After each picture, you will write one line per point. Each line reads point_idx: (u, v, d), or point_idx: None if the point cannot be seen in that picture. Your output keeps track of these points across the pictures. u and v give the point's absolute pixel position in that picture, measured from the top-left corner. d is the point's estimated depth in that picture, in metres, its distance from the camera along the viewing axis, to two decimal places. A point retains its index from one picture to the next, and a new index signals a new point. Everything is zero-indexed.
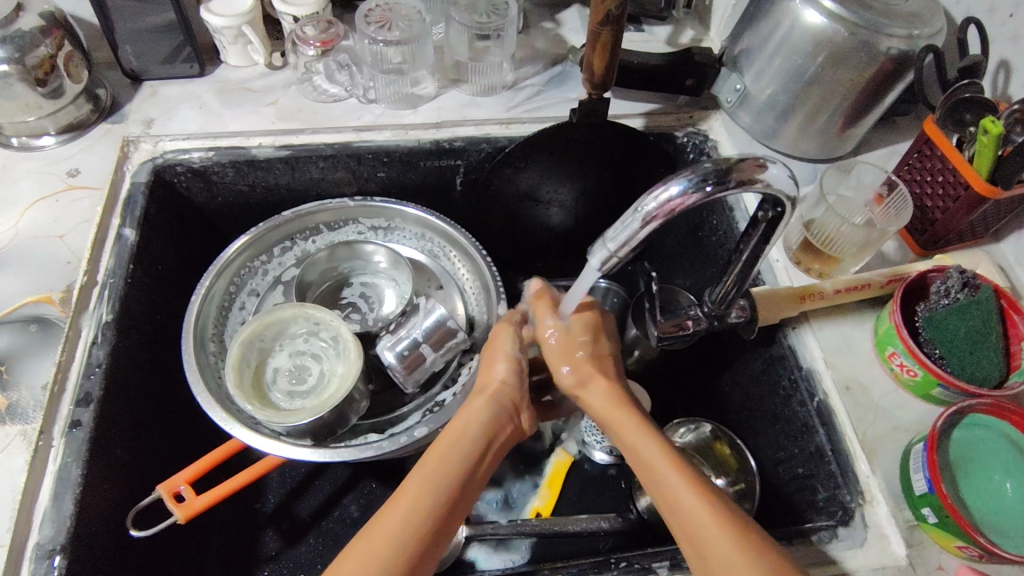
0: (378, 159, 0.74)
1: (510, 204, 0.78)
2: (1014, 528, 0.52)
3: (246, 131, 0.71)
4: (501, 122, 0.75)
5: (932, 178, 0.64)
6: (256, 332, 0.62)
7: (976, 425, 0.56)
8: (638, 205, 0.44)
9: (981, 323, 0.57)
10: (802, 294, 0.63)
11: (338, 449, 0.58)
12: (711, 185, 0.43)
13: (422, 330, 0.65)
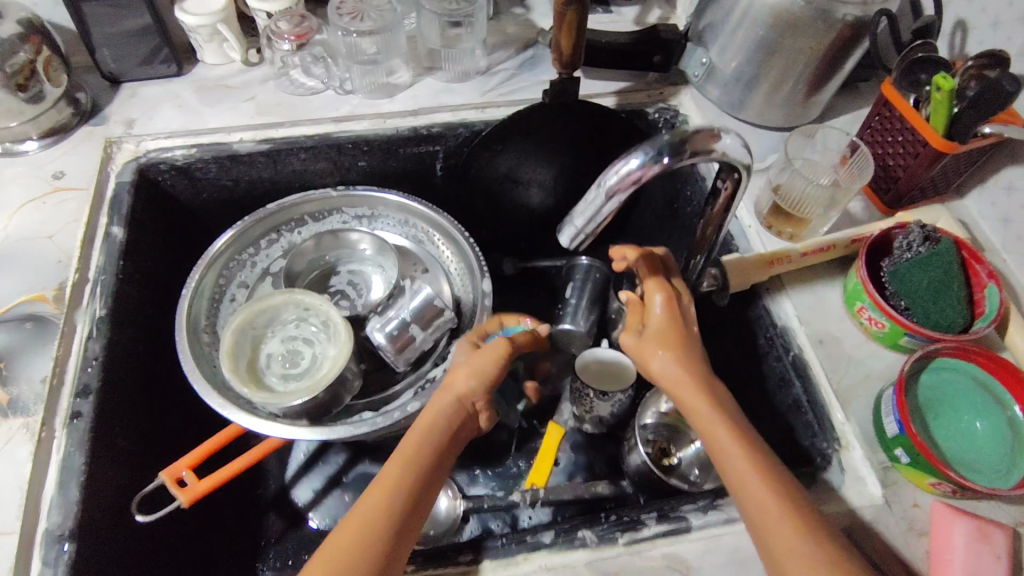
0: (359, 148, 0.75)
1: (490, 186, 0.80)
2: (983, 462, 0.55)
3: (226, 127, 0.73)
4: (476, 106, 0.78)
5: (893, 139, 0.67)
6: (247, 319, 0.64)
7: (944, 368, 0.59)
8: (602, 180, 0.46)
9: (942, 273, 0.60)
10: (770, 259, 0.64)
11: (334, 431, 0.60)
12: (668, 157, 0.45)
13: (410, 310, 0.67)
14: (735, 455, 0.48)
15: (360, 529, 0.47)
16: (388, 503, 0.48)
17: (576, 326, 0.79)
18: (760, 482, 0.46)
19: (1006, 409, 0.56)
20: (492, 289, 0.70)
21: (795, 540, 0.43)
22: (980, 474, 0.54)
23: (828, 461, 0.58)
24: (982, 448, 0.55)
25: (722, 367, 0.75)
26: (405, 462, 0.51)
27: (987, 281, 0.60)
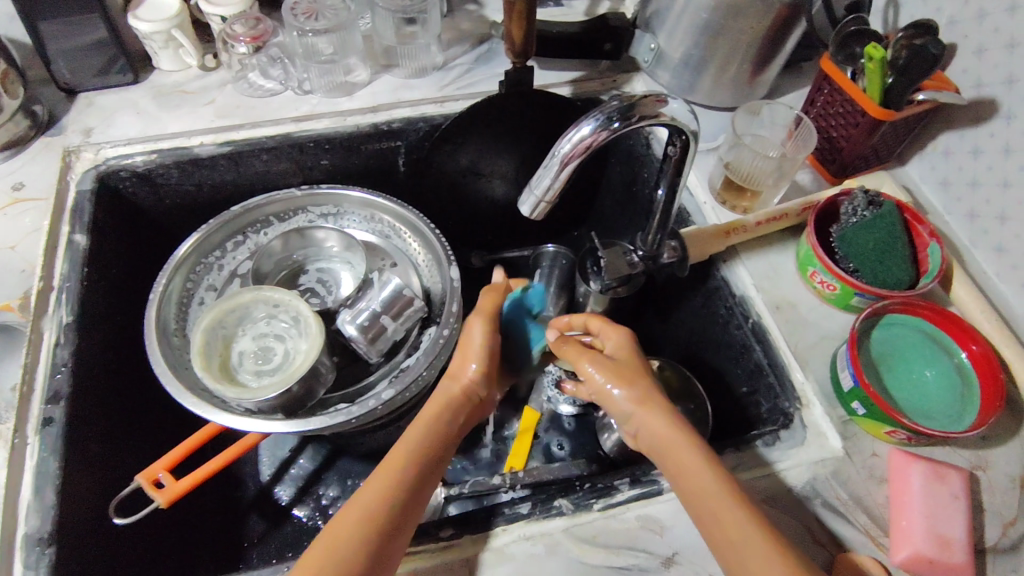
0: (320, 147, 0.76)
1: (453, 178, 0.81)
2: (934, 409, 0.58)
3: (186, 132, 0.73)
4: (435, 100, 0.79)
5: (835, 111, 0.70)
6: (217, 318, 0.64)
7: (894, 324, 0.62)
8: (556, 148, 0.48)
9: (887, 234, 0.62)
10: (727, 230, 0.67)
11: (315, 425, 0.60)
12: (618, 121, 0.47)
13: (379, 301, 0.68)
14: (688, 458, 0.50)
15: (363, 516, 0.47)
16: (394, 490, 0.49)
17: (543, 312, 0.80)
18: (710, 476, 0.48)
19: (952, 357, 0.59)
20: (460, 276, 0.70)
21: (738, 517, 0.46)
22: (931, 420, 0.57)
23: (790, 419, 0.60)
24: (932, 396, 0.58)
25: (686, 341, 0.78)
26: (409, 452, 0.52)
27: (929, 240, 0.64)
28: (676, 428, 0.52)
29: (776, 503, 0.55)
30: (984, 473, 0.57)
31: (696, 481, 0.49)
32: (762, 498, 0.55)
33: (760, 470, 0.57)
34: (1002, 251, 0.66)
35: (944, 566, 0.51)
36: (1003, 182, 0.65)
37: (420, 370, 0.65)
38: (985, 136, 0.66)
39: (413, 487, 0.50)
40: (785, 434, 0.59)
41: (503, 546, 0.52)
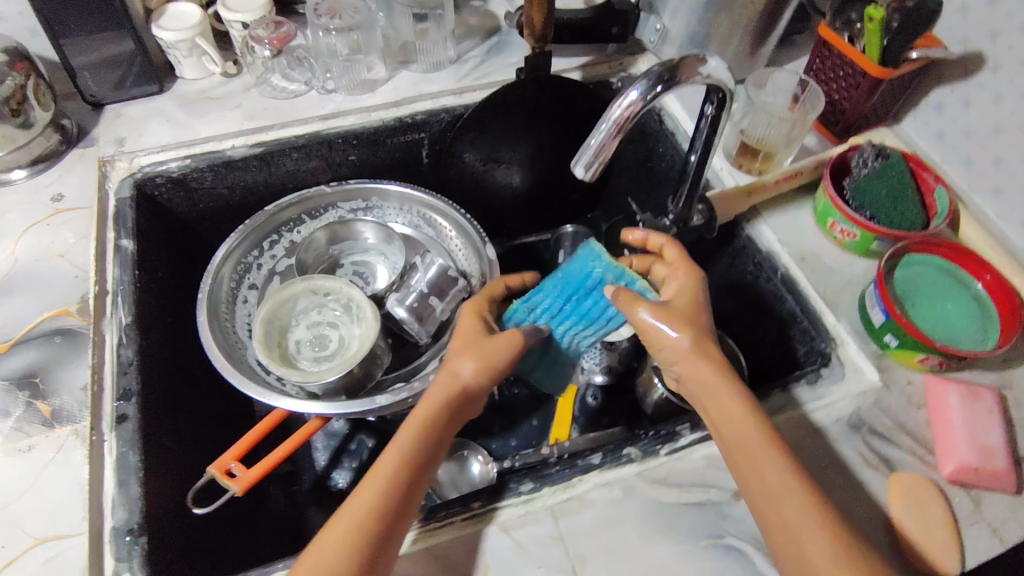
0: (347, 142, 0.78)
1: (473, 173, 0.81)
2: (960, 334, 0.62)
3: (217, 136, 0.75)
4: (454, 92, 0.81)
5: (836, 75, 0.75)
6: (272, 310, 0.66)
7: (914, 263, 0.66)
8: (607, 114, 0.51)
9: (897, 181, 0.67)
10: (748, 189, 0.71)
11: (382, 402, 0.61)
12: (663, 82, 0.51)
13: (426, 282, 0.70)
14: (733, 414, 0.52)
15: (343, 535, 0.46)
16: (376, 508, 0.48)
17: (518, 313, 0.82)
18: (760, 441, 0.50)
19: (968, 288, 0.64)
20: (496, 256, 0.72)
21: (789, 481, 0.48)
22: (958, 345, 0.61)
23: (828, 358, 0.64)
24: (955, 324, 0.63)
25: (715, 301, 0.81)
26: (392, 464, 0.50)
27: (935, 185, 0.69)
28: (726, 383, 0.53)
29: (827, 434, 0.59)
30: (1010, 392, 0.61)
31: (746, 448, 0.50)
32: (813, 431, 0.59)
33: (809, 406, 0.60)
34: (999, 193, 0.71)
35: (988, 474, 0.55)
36: (994, 128, 0.70)
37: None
38: (974, 87, 0.71)
39: (398, 500, 0.49)
40: (826, 371, 0.63)
41: (582, 494, 0.54)
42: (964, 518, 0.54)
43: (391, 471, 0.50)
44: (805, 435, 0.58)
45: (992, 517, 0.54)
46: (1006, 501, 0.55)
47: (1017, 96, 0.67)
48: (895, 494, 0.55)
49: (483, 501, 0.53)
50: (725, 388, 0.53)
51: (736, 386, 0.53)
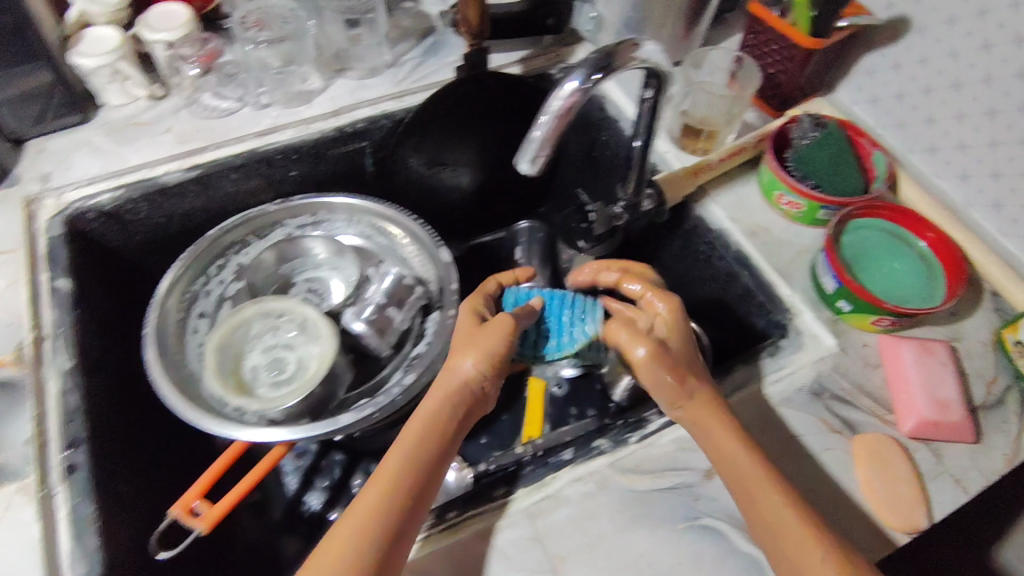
0: (288, 159, 0.76)
1: (416, 180, 0.77)
2: (910, 293, 0.63)
3: (149, 163, 0.72)
4: (393, 96, 0.80)
5: (770, 49, 0.75)
6: (226, 335, 0.64)
7: (861, 228, 0.68)
8: (546, 107, 0.50)
9: (837, 150, 0.69)
10: (695, 169, 0.72)
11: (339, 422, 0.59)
12: (601, 69, 0.50)
13: (382, 292, 0.71)
14: (730, 447, 0.52)
15: (354, 543, 0.47)
16: (379, 514, 0.49)
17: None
18: (747, 460, 0.51)
19: (913, 247, 0.66)
20: (451, 258, 0.71)
21: (778, 496, 0.49)
22: (912, 303, 0.63)
23: (786, 329, 0.65)
24: (904, 283, 0.64)
25: (672, 283, 0.82)
26: (396, 469, 0.51)
27: (872, 149, 0.70)
28: (716, 419, 0.53)
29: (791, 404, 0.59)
30: (961, 344, 0.63)
31: (749, 477, 0.50)
32: (776, 402, 0.60)
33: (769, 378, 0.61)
34: (935, 151, 0.73)
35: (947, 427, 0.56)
36: (925, 89, 0.71)
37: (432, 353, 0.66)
38: (903, 51, 0.72)
39: (405, 505, 0.50)
40: (785, 342, 0.64)
41: (558, 492, 0.54)
42: (927, 472, 0.56)
43: (399, 471, 0.51)
44: (767, 407, 0.59)
45: (954, 468, 0.56)
46: (965, 451, 0.57)
47: (945, 57, 0.68)
48: (862, 454, 0.56)
49: (457, 510, 0.53)
50: (721, 424, 0.53)
51: (728, 416, 0.53)
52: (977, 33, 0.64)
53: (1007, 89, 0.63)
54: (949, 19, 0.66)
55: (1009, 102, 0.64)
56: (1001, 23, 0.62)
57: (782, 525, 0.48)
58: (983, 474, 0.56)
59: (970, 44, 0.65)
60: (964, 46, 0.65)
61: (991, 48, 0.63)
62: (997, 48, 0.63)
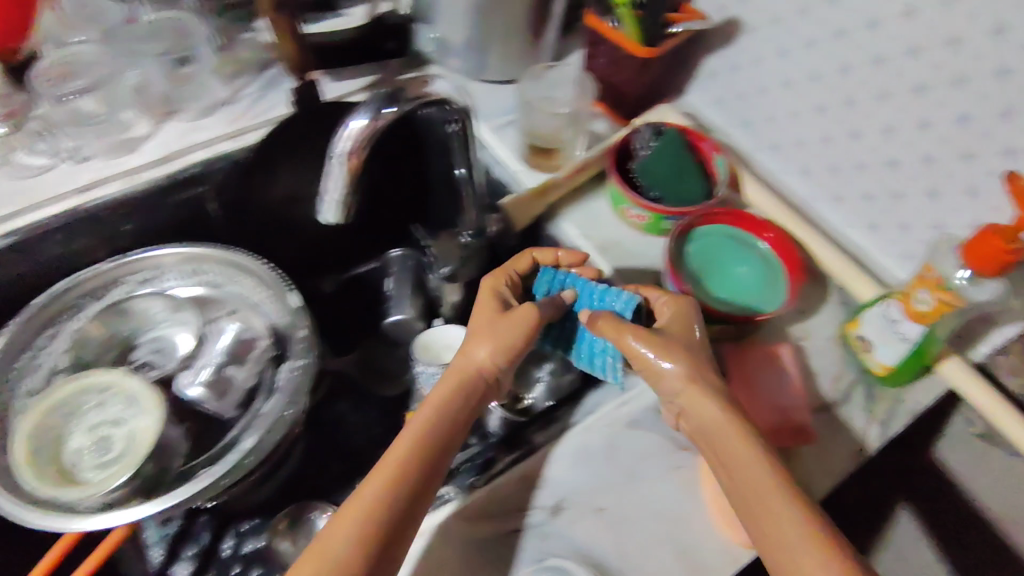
0: (218, 170, 0.74)
1: (275, 207, 0.75)
2: (755, 295, 0.64)
3: (34, 202, 0.69)
4: (228, 136, 0.76)
5: (620, 67, 0.72)
6: (40, 418, 0.59)
7: (707, 234, 0.67)
8: (335, 147, 0.48)
9: (680, 159, 0.68)
10: (541, 189, 0.70)
11: (236, 424, 0.66)
12: (387, 105, 0.48)
13: (218, 353, 0.67)
14: (749, 462, 0.48)
15: (367, 509, 0.47)
16: (381, 507, 0.47)
17: (403, 314, 0.83)
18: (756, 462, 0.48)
19: (755, 246, 0.67)
20: (300, 302, 0.69)
21: (788, 502, 0.46)
22: (746, 310, 0.63)
23: None
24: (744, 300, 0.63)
25: None
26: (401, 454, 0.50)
27: (713, 153, 0.70)
28: (732, 419, 0.51)
29: (643, 426, 0.59)
30: (841, 388, 0.61)
31: (770, 510, 0.46)
32: (626, 424, 0.59)
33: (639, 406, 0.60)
34: (839, 201, 0.70)
35: (800, 466, 0.57)
36: (852, 132, 0.65)
37: (298, 341, 0.68)
38: (799, 97, 0.68)
39: (410, 489, 0.49)
40: None
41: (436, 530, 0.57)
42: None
43: (410, 449, 0.51)
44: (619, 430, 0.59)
45: (800, 475, 0.56)
46: (813, 454, 0.57)
47: (874, 98, 0.62)
48: (709, 467, 0.56)
49: None
50: (740, 440, 0.49)
51: (743, 432, 0.50)
52: (909, 74, 0.58)
53: (948, 135, 0.58)
54: (875, 57, 0.60)
55: (948, 150, 0.58)
56: (936, 64, 0.56)
57: (779, 522, 0.45)
58: (827, 476, 0.56)
59: (902, 86, 0.59)
60: (896, 87, 0.59)
61: (926, 90, 0.58)
62: (933, 91, 0.57)
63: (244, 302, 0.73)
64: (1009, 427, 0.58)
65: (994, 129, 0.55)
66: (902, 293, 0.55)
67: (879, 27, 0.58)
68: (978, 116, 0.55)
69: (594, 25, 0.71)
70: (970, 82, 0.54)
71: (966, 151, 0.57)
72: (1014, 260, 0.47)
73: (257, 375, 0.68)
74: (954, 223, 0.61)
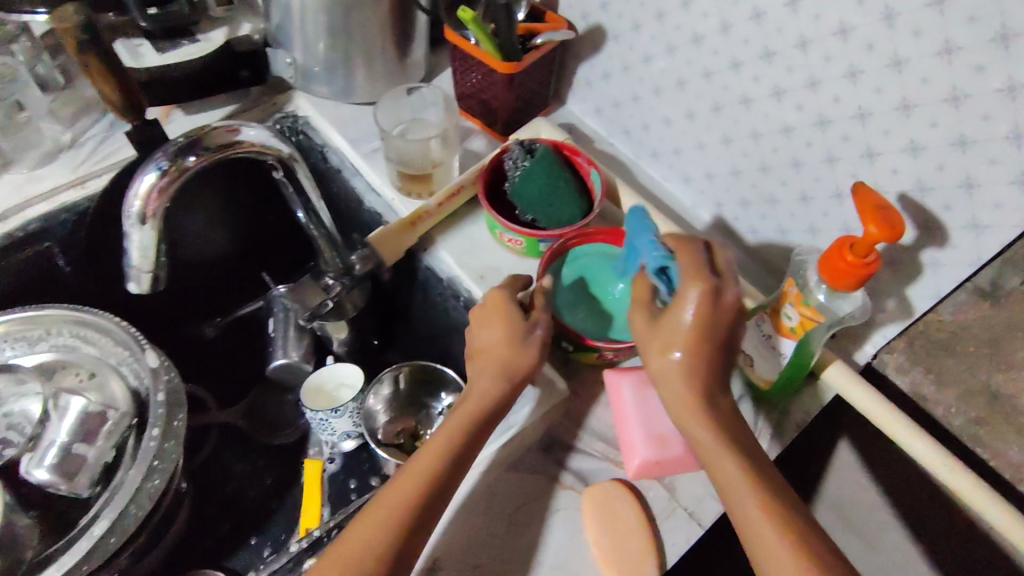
0: (59, 226, 0.67)
1: (161, 246, 0.74)
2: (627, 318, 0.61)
3: None
4: (71, 184, 0.69)
5: (487, 80, 0.68)
6: None
7: (580, 256, 0.64)
8: (126, 211, 0.44)
9: (553, 173, 0.64)
10: (410, 221, 0.65)
11: (96, 504, 0.58)
12: (181, 157, 0.44)
13: (64, 432, 0.61)
14: (740, 484, 0.44)
15: (382, 523, 0.44)
16: (399, 518, 0.45)
17: (288, 358, 0.76)
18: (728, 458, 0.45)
19: None
20: (159, 361, 0.64)
21: (746, 495, 0.43)
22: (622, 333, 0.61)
23: (582, 429, 0.58)
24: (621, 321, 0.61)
25: None
26: (434, 457, 0.48)
27: (588, 168, 0.67)
28: (732, 436, 0.46)
29: (523, 468, 0.56)
30: None
31: (758, 538, 0.41)
32: (505, 468, 0.56)
33: (519, 445, 0.57)
34: (720, 207, 0.67)
35: (684, 487, 0.55)
36: (723, 138, 0.62)
37: (158, 405, 0.62)
38: (668, 105, 0.65)
39: (431, 501, 0.46)
40: (586, 446, 0.57)
41: None
42: (658, 514, 0.54)
43: (434, 459, 0.48)
44: (497, 475, 0.55)
45: (687, 500, 0.55)
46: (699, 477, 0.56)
47: (735, 104, 0.59)
48: (589, 504, 0.53)
49: None
50: (736, 462, 0.44)
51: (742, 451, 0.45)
52: (766, 78, 0.55)
53: (809, 139, 0.55)
54: (733, 61, 0.57)
55: (812, 154, 0.56)
56: (789, 66, 0.53)
57: (750, 523, 0.42)
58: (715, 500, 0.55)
59: (760, 91, 0.56)
60: (754, 92, 0.57)
61: (783, 94, 0.55)
62: (789, 94, 0.55)
63: (103, 363, 0.67)
64: (886, 425, 0.55)
65: (851, 131, 0.52)
66: (772, 307, 0.54)
67: (731, 31, 0.55)
68: (834, 119, 0.53)
69: (454, 41, 0.67)
70: (822, 84, 0.52)
71: (828, 155, 0.55)
72: (867, 274, 0.45)
73: (115, 444, 0.63)
74: (826, 228, 0.59)
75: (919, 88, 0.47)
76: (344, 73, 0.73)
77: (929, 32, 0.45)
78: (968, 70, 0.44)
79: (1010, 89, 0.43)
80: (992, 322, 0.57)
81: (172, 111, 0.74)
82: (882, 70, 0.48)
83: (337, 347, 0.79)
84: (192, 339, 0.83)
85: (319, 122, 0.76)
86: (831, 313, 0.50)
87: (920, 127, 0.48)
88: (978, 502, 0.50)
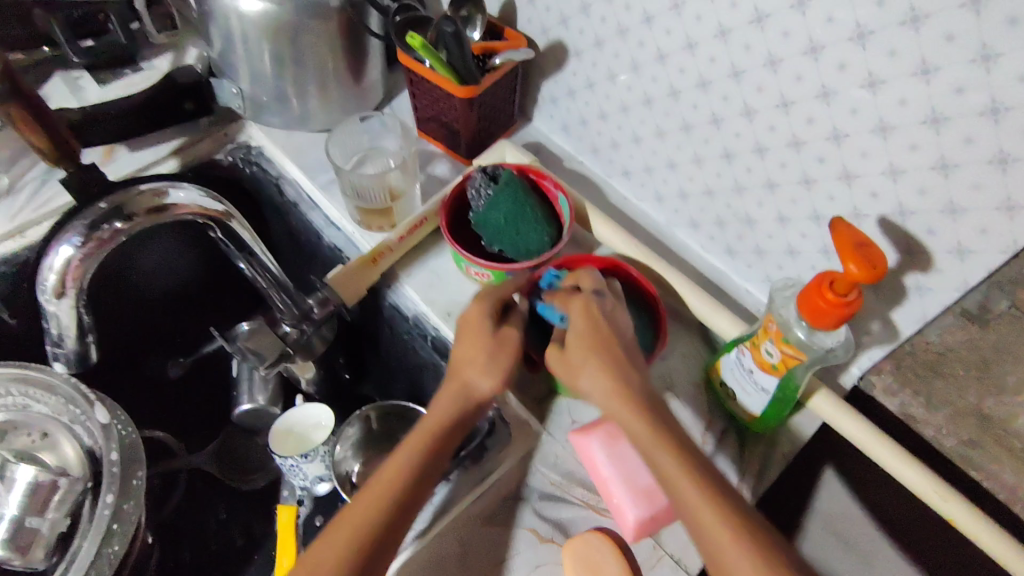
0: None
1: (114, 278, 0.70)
2: None
3: None
4: (8, 235, 0.64)
5: (444, 102, 0.65)
6: None
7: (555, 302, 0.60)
8: (43, 288, 0.49)
9: (515, 203, 0.59)
10: (372, 258, 0.61)
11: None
12: (95, 227, 0.49)
13: (14, 506, 0.58)
14: (661, 459, 0.43)
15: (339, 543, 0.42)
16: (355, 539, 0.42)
17: (255, 402, 0.73)
18: (729, 540, 0.38)
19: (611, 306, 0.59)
20: (108, 419, 0.58)
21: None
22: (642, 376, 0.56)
23: (562, 475, 0.55)
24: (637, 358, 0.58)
25: None
26: (396, 472, 0.46)
27: (556, 192, 0.63)
28: (641, 419, 0.45)
29: (499, 522, 0.53)
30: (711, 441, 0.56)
31: (698, 524, 0.39)
32: (480, 523, 0.53)
33: (493, 496, 0.54)
34: (695, 226, 0.64)
35: (669, 533, 0.52)
36: (694, 158, 0.59)
37: (111, 464, 0.56)
38: (636, 123, 0.62)
39: (385, 522, 0.44)
40: (567, 495, 0.54)
41: None
42: (644, 562, 0.51)
43: (392, 482, 0.46)
44: (472, 532, 0.52)
45: (673, 546, 0.51)
46: None
47: (705, 123, 0.56)
48: (570, 560, 0.50)
49: None
50: (652, 441, 0.44)
51: (656, 429, 0.45)
52: (734, 98, 0.52)
53: (782, 160, 0.53)
54: (700, 80, 0.54)
55: (786, 175, 0.53)
56: (759, 85, 0.50)
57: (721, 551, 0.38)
58: None
59: (729, 110, 0.53)
60: (723, 110, 0.54)
61: (753, 114, 0.52)
62: (759, 114, 0.52)
63: (53, 420, 0.61)
64: (877, 456, 0.51)
65: (827, 153, 0.50)
66: (751, 340, 0.52)
67: (696, 49, 0.52)
68: (807, 139, 0.50)
69: (409, 67, 0.63)
70: (794, 104, 0.49)
71: (804, 176, 0.52)
72: (849, 312, 0.43)
73: (69, 512, 0.60)
74: (806, 248, 0.56)
75: (896, 110, 0.44)
76: (297, 99, 0.68)
77: (904, 52, 0.42)
78: (948, 91, 0.41)
79: (993, 111, 0.40)
80: (980, 345, 0.53)
81: (114, 149, 0.70)
82: (857, 90, 0.45)
83: (306, 386, 0.75)
84: (151, 382, 0.78)
85: (273, 153, 0.72)
86: (814, 349, 0.47)
87: (899, 149, 0.45)
88: (976, 535, 0.47)
